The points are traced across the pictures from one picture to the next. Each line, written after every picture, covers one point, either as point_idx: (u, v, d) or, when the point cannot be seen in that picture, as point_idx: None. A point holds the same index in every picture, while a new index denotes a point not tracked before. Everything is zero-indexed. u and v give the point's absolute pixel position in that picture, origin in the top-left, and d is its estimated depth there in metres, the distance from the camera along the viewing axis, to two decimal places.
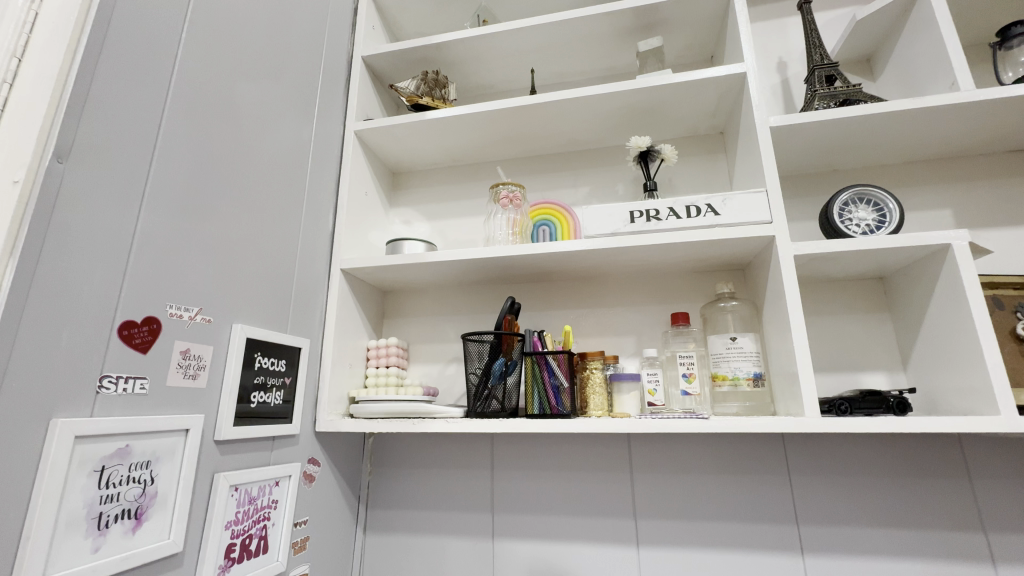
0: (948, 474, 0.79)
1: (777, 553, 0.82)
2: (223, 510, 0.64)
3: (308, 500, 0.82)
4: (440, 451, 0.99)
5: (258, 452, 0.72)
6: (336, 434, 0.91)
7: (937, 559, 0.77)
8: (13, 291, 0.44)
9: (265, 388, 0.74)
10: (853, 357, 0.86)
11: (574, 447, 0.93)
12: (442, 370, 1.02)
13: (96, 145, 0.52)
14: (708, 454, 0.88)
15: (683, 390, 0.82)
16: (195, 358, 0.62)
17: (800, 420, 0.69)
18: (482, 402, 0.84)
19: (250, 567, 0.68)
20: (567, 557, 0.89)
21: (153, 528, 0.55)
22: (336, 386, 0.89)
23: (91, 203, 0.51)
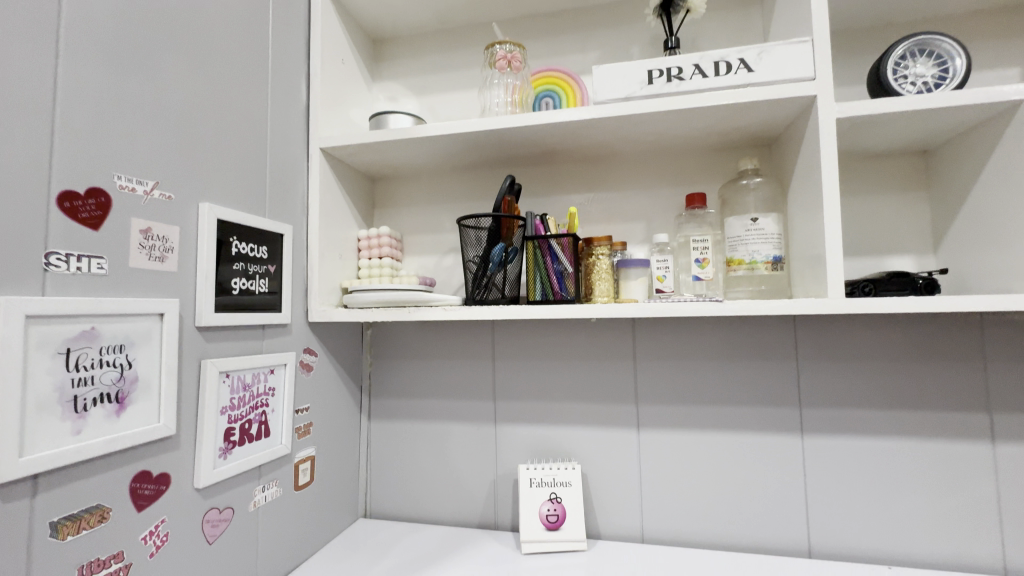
0: (963, 357, 0.77)
1: (776, 434, 0.82)
2: (215, 396, 0.62)
3: (308, 388, 0.81)
4: (439, 343, 0.97)
5: (247, 341, 0.68)
6: (331, 326, 0.88)
7: (936, 438, 0.77)
8: None
9: (247, 275, 0.69)
10: (880, 240, 0.80)
11: (577, 337, 0.91)
12: (439, 261, 0.97)
13: None
14: (714, 342, 0.85)
15: (695, 276, 0.77)
16: (160, 238, 0.56)
17: (822, 302, 0.64)
18: (481, 290, 0.79)
19: (253, 449, 0.68)
20: (568, 439, 0.90)
21: (140, 411, 0.53)
22: (326, 277, 0.84)
23: None
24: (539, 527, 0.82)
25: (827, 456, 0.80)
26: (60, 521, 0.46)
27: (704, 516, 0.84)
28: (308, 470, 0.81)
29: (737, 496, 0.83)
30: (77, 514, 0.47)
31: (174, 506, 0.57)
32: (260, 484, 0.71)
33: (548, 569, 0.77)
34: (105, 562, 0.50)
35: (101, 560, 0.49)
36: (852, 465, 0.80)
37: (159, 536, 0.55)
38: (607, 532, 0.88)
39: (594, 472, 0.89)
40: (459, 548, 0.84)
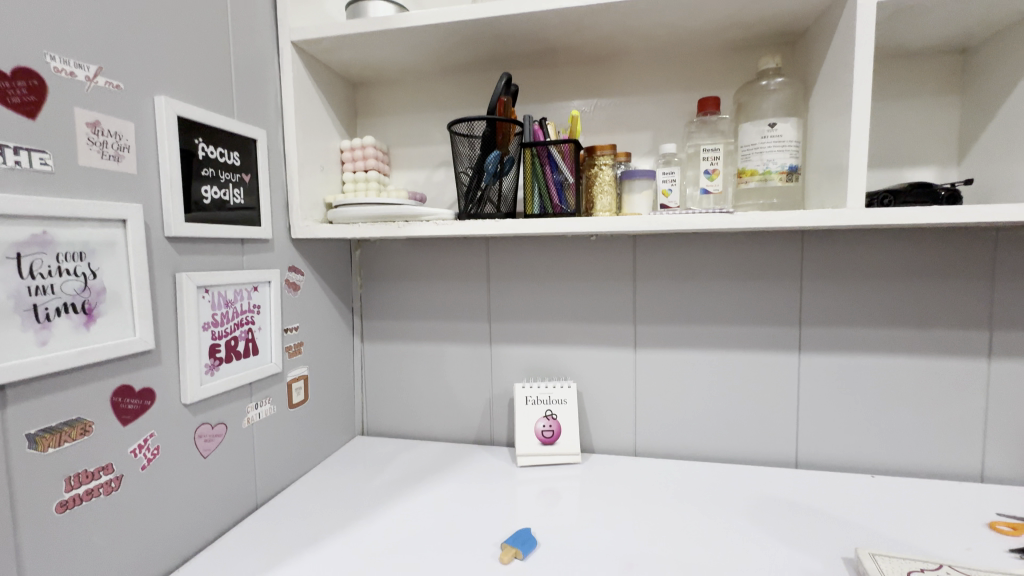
0: (971, 274, 0.74)
1: (773, 353, 0.82)
2: (195, 311, 0.58)
3: (295, 308, 0.78)
4: (431, 263, 0.93)
5: (225, 255, 0.64)
6: (316, 244, 0.83)
7: (932, 355, 0.77)
8: None
9: (220, 183, 0.63)
10: (902, 150, 0.74)
11: (575, 256, 0.87)
12: (429, 176, 0.90)
13: None
14: (718, 260, 0.82)
15: (703, 189, 0.72)
16: (112, 135, 0.50)
17: (839, 213, 0.60)
18: (475, 204, 0.74)
19: (241, 367, 0.66)
20: (564, 359, 0.90)
21: (112, 324, 0.49)
22: (308, 190, 0.78)
23: None
24: (535, 442, 0.84)
25: (822, 374, 0.81)
26: (38, 434, 0.44)
27: (695, 431, 0.86)
28: (302, 389, 0.80)
29: (729, 412, 0.84)
30: (57, 427, 0.45)
31: (162, 420, 0.56)
32: (253, 401, 0.69)
33: (543, 480, 0.79)
34: (94, 474, 0.49)
35: (90, 472, 0.48)
36: (846, 382, 0.80)
37: (150, 449, 0.54)
38: (600, 446, 0.90)
39: (589, 390, 0.89)
40: (456, 462, 0.86)
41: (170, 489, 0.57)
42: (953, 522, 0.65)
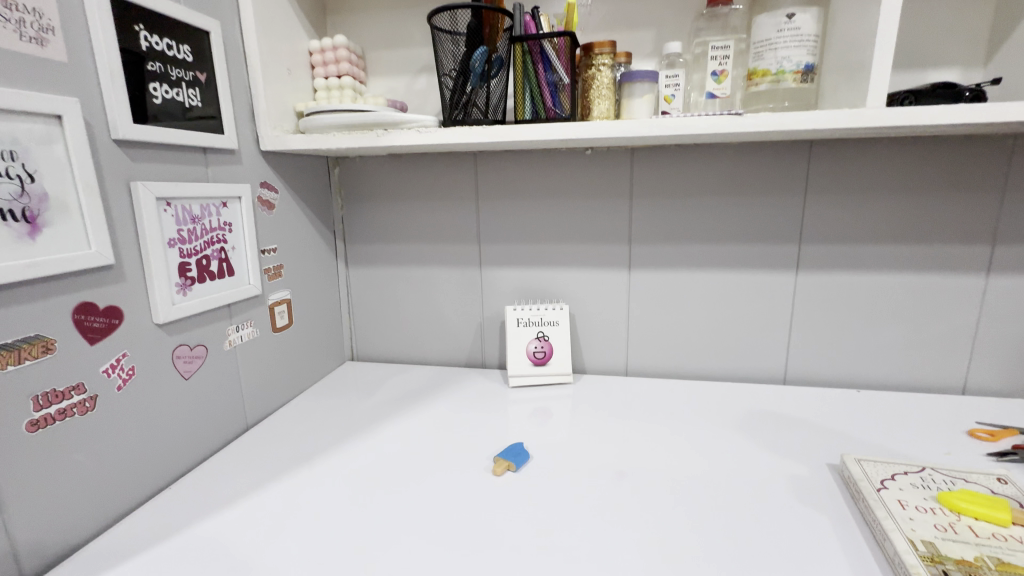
0: (981, 186, 0.71)
1: (770, 271, 0.80)
2: (157, 225, 0.54)
3: (272, 228, 0.73)
4: (416, 182, 0.87)
5: (186, 166, 0.58)
6: (289, 158, 0.77)
7: (931, 271, 0.76)
8: None
9: (170, 81, 0.56)
10: (927, 49, 0.68)
11: (569, 173, 0.82)
12: (409, 84, 0.82)
13: None
14: (719, 174, 0.78)
15: (708, 93, 0.66)
16: (29, 12, 0.42)
17: (855, 114, 0.55)
18: (461, 110, 0.68)
19: (216, 287, 0.63)
20: (556, 281, 0.87)
21: (63, 235, 0.45)
22: (274, 96, 0.70)
23: None
24: (526, 363, 0.83)
25: (817, 292, 0.79)
26: None
27: (687, 351, 0.86)
28: (285, 313, 0.78)
29: (722, 331, 0.84)
30: (12, 345, 0.42)
31: (135, 341, 0.53)
32: (233, 324, 0.67)
33: (534, 400, 0.79)
34: (65, 393, 0.46)
35: (59, 391, 0.46)
36: (840, 300, 0.79)
37: (124, 370, 0.52)
38: (591, 367, 0.90)
39: (581, 312, 0.88)
40: (447, 384, 0.86)
41: (152, 410, 0.55)
42: (933, 430, 0.67)
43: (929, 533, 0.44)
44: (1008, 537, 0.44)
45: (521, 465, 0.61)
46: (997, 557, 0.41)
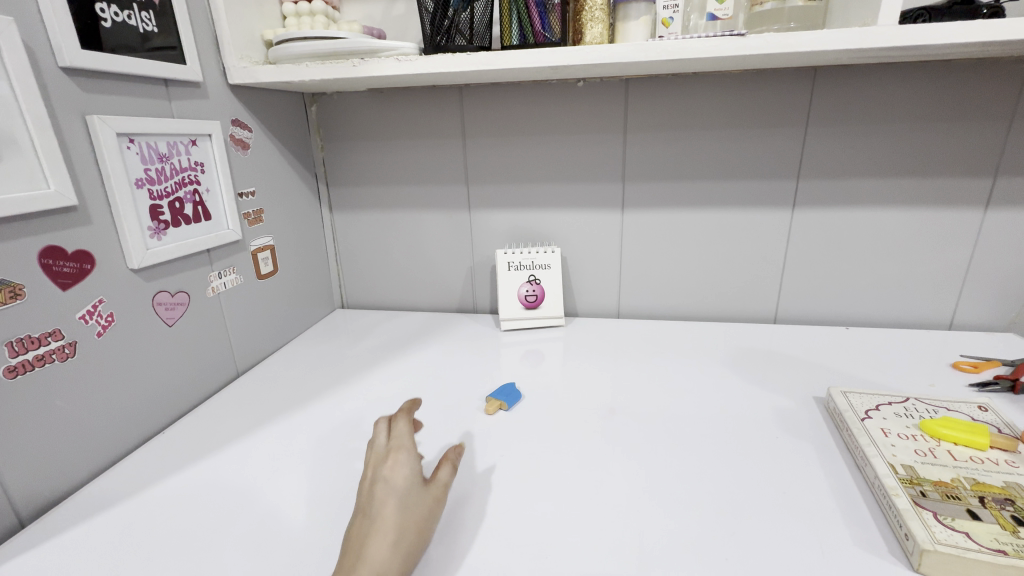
0: (988, 116, 0.68)
1: (765, 209, 0.78)
2: (122, 164, 0.50)
3: (248, 169, 0.70)
4: (399, 120, 0.83)
5: (147, 100, 0.54)
6: (261, 94, 0.72)
7: (929, 206, 0.74)
8: None
9: (119, 2, 0.50)
10: None
11: (560, 108, 0.78)
12: (387, 10, 0.76)
13: None
14: (718, 106, 0.74)
15: (709, 15, 0.61)
16: None
17: (864, 33, 0.52)
18: (443, 36, 0.63)
19: (193, 232, 0.60)
20: (547, 224, 0.85)
21: (16, 172, 0.42)
22: (238, 21, 0.64)
23: None
24: (518, 307, 0.83)
25: (813, 230, 0.78)
26: None
27: (678, 292, 0.86)
28: (269, 260, 0.75)
29: (714, 272, 0.83)
30: None
31: (111, 287, 0.51)
32: (215, 271, 0.65)
33: (526, 342, 0.79)
34: (42, 340, 0.45)
35: (35, 338, 0.45)
36: (835, 239, 0.78)
37: (103, 317, 0.50)
38: (584, 310, 0.90)
39: (573, 255, 0.86)
40: (439, 329, 0.85)
41: (136, 358, 0.54)
42: (918, 363, 0.68)
43: (909, 458, 0.45)
44: (984, 460, 0.45)
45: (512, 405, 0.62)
46: (972, 478, 0.43)
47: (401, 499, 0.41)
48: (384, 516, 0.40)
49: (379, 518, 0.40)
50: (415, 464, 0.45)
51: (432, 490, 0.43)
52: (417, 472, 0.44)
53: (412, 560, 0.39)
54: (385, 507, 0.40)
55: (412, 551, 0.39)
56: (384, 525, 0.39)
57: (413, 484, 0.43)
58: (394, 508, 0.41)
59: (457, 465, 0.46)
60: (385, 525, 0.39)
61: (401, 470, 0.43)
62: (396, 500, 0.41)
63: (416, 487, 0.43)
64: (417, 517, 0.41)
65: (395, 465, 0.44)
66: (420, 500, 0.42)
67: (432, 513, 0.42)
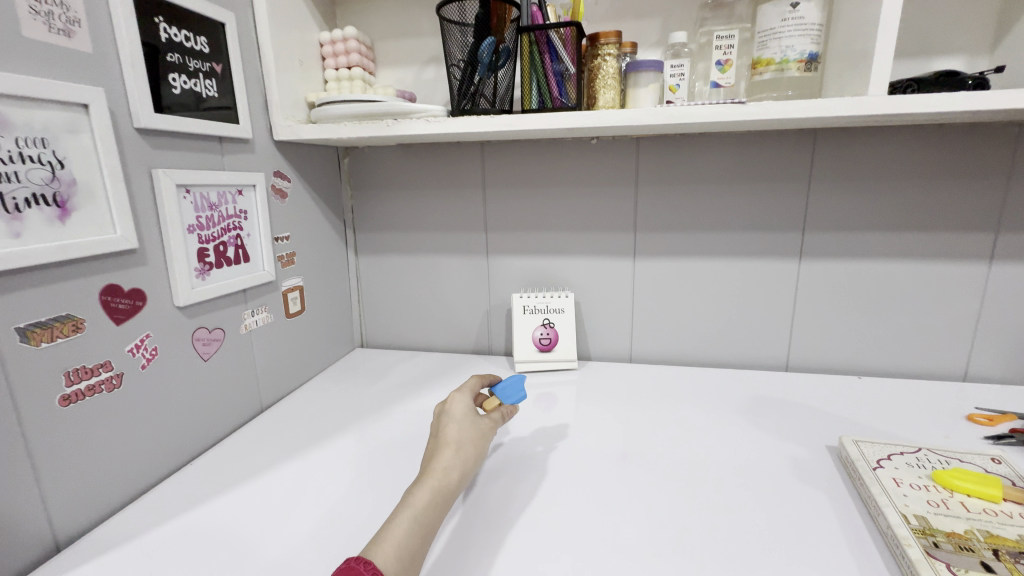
0: (985, 174, 0.72)
1: (772, 259, 0.81)
2: (178, 212, 0.56)
3: (285, 216, 0.76)
4: (424, 172, 0.89)
5: (202, 154, 0.60)
6: (301, 148, 0.79)
7: (934, 259, 0.76)
8: None
9: (188, 73, 0.58)
10: (933, 36, 0.68)
11: (575, 163, 0.83)
12: (418, 74, 0.84)
13: None
14: (724, 163, 0.78)
15: (713, 82, 0.67)
16: (57, 4, 0.44)
17: (859, 102, 0.56)
18: (469, 100, 0.69)
19: (233, 273, 0.65)
20: (562, 270, 0.89)
21: (90, 219, 0.47)
22: (287, 86, 0.72)
23: None
24: (532, 349, 0.85)
25: (821, 280, 0.80)
26: (28, 327, 0.43)
27: (690, 338, 0.87)
28: (298, 299, 0.80)
29: (725, 318, 0.85)
30: (47, 322, 0.44)
31: (157, 322, 0.55)
32: (249, 308, 0.69)
33: (540, 385, 0.81)
34: (94, 370, 0.49)
35: (89, 368, 0.48)
36: (843, 289, 0.80)
37: (149, 350, 0.54)
38: (597, 354, 0.92)
39: (586, 300, 0.89)
40: (455, 369, 0.88)
41: (173, 390, 0.57)
42: (932, 414, 0.68)
43: (921, 508, 0.45)
44: (998, 513, 0.45)
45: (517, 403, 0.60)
46: (986, 530, 0.43)
47: (460, 426, 0.52)
48: (447, 435, 0.50)
49: (443, 437, 0.50)
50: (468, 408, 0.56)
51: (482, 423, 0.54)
52: (470, 415, 0.54)
53: (471, 468, 0.49)
54: (446, 433, 0.51)
55: (469, 458, 0.49)
56: (448, 442, 0.50)
57: (468, 417, 0.53)
58: (454, 428, 0.52)
59: (504, 419, 0.57)
60: (449, 439, 0.50)
61: (457, 412, 0.54)
62: (455, 425, 0.52)
63: (468, 420, 0.53)
64: (473, 439, 0.51)
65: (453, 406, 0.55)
66: (473, 430, 0.52)
67: (484, 436, 0.52)
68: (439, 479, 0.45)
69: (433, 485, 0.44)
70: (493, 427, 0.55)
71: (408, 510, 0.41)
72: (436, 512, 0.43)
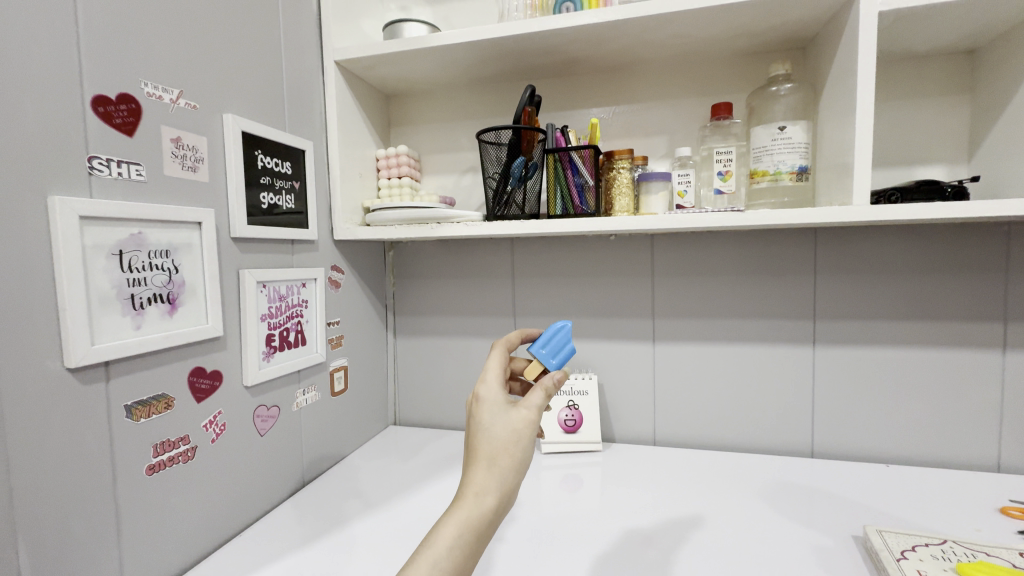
0: (984, 268, 0.76)
1: (788, 345, 0.85)
2: (255, 304, 0.66)
3: (338, 303, 0.85)
4: (459, 263, 0.99)
5: (277, 255, 0.71)
6: (354, 244, 0.90)
7: (947, 346, 0.79)
8: None
9: (274, 191, 0.70)
10: (913, 149, 0.76)
11: (595, 255, 0.92)
12: (457, 181, 0.97)
13: None
14: (733, 257, 0.86)
15: (716, 190, 0.76)
16: (190, 149, 0.57)
17: (846, 210, 0.64)
18: (502, 206, 0.80)
19: (292, 355, 0.74)
20: (585, 353, 0.95)
21: (189, 312, 0.57)
22: (348, 195, 0.85)
23: None
24: (558, 430, 0.89)
25: (836, 366, 0.84)
26: (134, 405, 0.51)
27: (712, 421, 0.90)
28: (342, 378, 0.87)
29: (745, 402, 0.88)
30: (147, 400, 0.52)
31: (228, 400, 0.63)
32: (301, 387, 0.77)
33: (566, 466, 0.84)
34: (175, 443, 0.56)
35: (172, 441, 0.55)
36: (860, 375, 0.83)
37: (218, 425, 0.61)
38: (621, 436, 0.94)
39: (609, 382, 0.94)
40: None
41: (232, 463, 0.64)
42: (964, 505, 0.68)
43: None
44: None
45: (564, 362, 0.56)
46: None
47: (494, 425, 0.43)
48: (474, 446, 0.43)
49: (470, 448, 0.43)
50: (502, 391, 0.46)
51: (514, 414, 0.44)
52: (504, 407, 0.45)
53: (508, 481, 0.42)
54: (476, 439, 0.43)
55: (506, 470, 0.42)
56: (475, 455, 0.42)
57: (504, 412, 0.44)
58: (480, 432, 0.43)
59: (550, 393, 0.46)
60: (481, 448, 0.42)
61: (484, 405, 0.45)
62: (484, 424, 0.44)
63: (503, 414, 0.44)
64: (507, 441, 0.43)
65: (480, 395, 0.46)
66: (503, 431, 0.43)
67: (522, 432, 0.43)
68: (468, 506, 0.40)
69: (463, 516, 0.39)
70: (533, 412, 0.45)
71: (432, 549, 0.38)
72: (468, 548, 0.39)
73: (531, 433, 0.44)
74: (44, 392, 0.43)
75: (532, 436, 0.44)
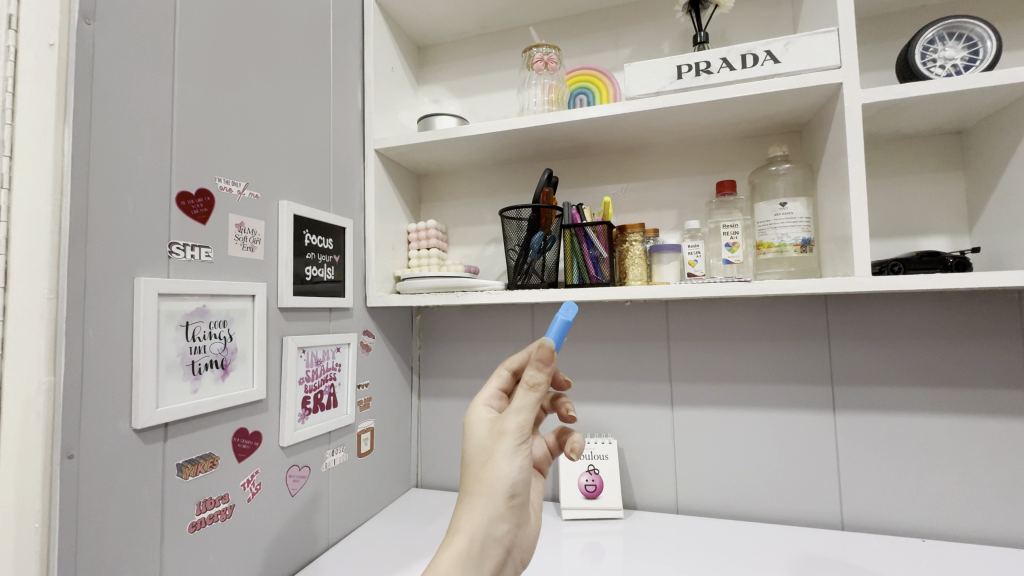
0: (999, 334, 0.77)
1: (808, 411, 0.85)
2: (294, 368, 0.71)
3: (367, 366, 0.90)
4: (482, 327, 1.04)
5: (317, 322, 0.78)
6: (385, 311, 0.97)
7: (972, 414, 0.78)
8: (75, 167, 0.46)
9: (317, 265, 0.78)
10: (913, 221, 0.80)
11: (612, 321, 0.96)
12: (481, 251, 1.04)
13: (123, 18, 0.50)
14: (747, 322, 0.89)
15: (725, 259, 0.81)
16: (250, 232, 0.65)
17: (850, 280, 0.67)
18: (523, 276, 0.86)
19: (324, 416, 0.78)
20: (605, 417, 0.96)
21: (238, 377, 0.63)
22: (381, 266, 0.93)
23: (133, 85, 0.51)
24: (579, 495, 0.89)
25: (859, 433, 0.83)
26: (183, 464, 0.56)
27: (736, 490, 0.88)
28: (369, 440, 0.90)
29: (769, 469, 0.87)
30: (196, 459, 0.57)
31: (265, 460, 0.67)
32: (330, 448, 0.80)
33: (587, 534, 0.83)
34: (215, 502, 0.59)
35: (212, 499, 0.59)
36: (885, 443, 0.82)
37: (254, 484, 0.65)
38: (643, 503, 0.93)
39: (629, 447, 0.94)
40: None
41: (264, 521, 0.66)
42: None
43: None
44: None
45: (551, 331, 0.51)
46: None
47: (476, 449, 0.50)
48: (466, 470, 0.50)
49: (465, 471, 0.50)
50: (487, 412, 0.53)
51: (496, 429, 0.50)
52: (485, 429, 0.51)
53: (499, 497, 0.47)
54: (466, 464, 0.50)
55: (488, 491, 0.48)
56: (466, 479, 0.49)
57: (485, 435, 0.50)
58: (471, 454, 0.50)
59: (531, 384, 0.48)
60: (467, 474, 0.49)
61: (476, 426, 0.52)
62: (471, 450, 0.50)
63: (484, 437, 0.50)
64: (488, 462, 0.48)
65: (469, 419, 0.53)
66: (486, 451, 0.49)
67: (500, 451, 0.48)
68: (460, 532, 0.46)
69: (457, 542, 0.46)
70: (513, 424, 0.49)
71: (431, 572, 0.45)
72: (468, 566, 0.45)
73: (514, 447, 0.49)
74: (113, 451, 0.48)
75: (515, 452, 0.49)
